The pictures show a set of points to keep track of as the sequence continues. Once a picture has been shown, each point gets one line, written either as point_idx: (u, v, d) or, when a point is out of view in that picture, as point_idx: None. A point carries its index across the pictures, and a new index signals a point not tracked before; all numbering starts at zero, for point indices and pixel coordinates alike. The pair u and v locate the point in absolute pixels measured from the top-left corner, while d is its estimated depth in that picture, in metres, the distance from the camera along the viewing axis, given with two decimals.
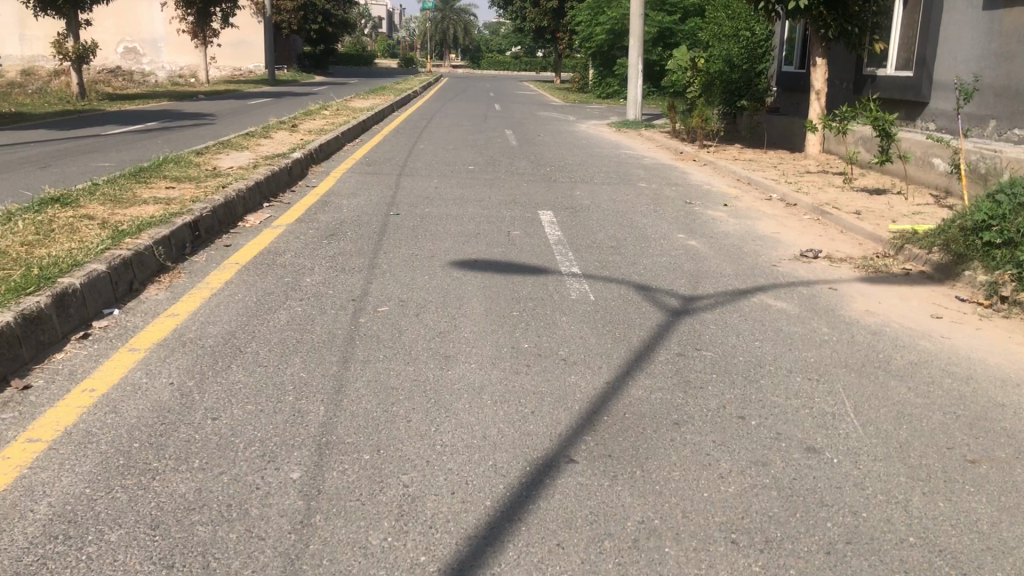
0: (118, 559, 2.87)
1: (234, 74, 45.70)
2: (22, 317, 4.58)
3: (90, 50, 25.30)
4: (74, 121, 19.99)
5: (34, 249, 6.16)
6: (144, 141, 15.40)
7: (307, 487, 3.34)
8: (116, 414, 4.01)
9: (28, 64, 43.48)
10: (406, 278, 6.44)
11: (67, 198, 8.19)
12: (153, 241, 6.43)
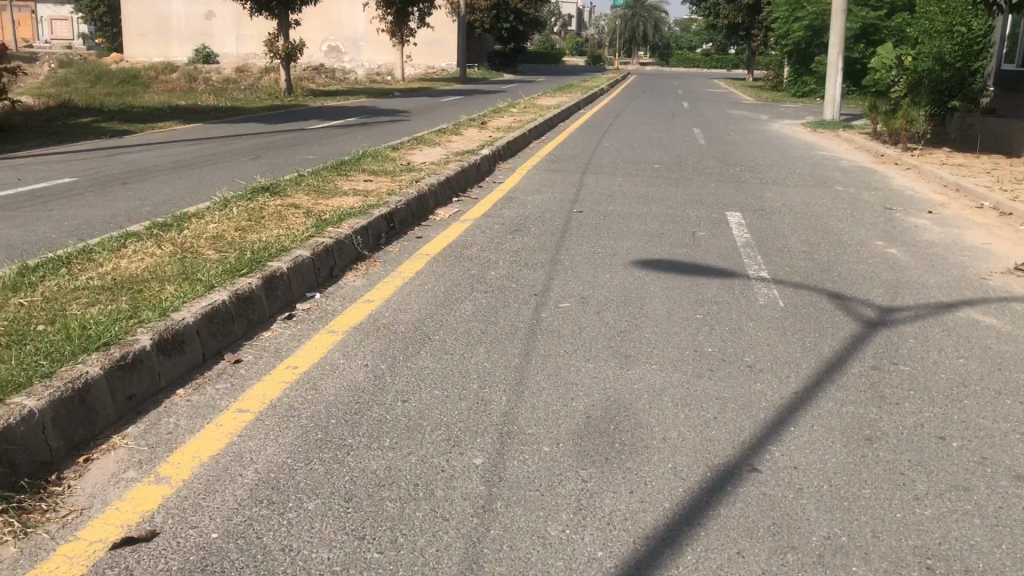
0: (314, 527, 3.06)
1: (428, 71, 47.36)
2: (236, 296, 4.97)
3: (298, 48, 26.93)
4: (282, 116, 21.37)
5: (247, 234, 6.65)
6: (344, 136, 16.26)
7: (490, 474, 3.44)
8: (316, 390, 4.28)
9: (243, 62, 46.82)
10: (588, 275, 6.48)
11: (276, 188, 8.78)
12: (352, 231, 6.80)
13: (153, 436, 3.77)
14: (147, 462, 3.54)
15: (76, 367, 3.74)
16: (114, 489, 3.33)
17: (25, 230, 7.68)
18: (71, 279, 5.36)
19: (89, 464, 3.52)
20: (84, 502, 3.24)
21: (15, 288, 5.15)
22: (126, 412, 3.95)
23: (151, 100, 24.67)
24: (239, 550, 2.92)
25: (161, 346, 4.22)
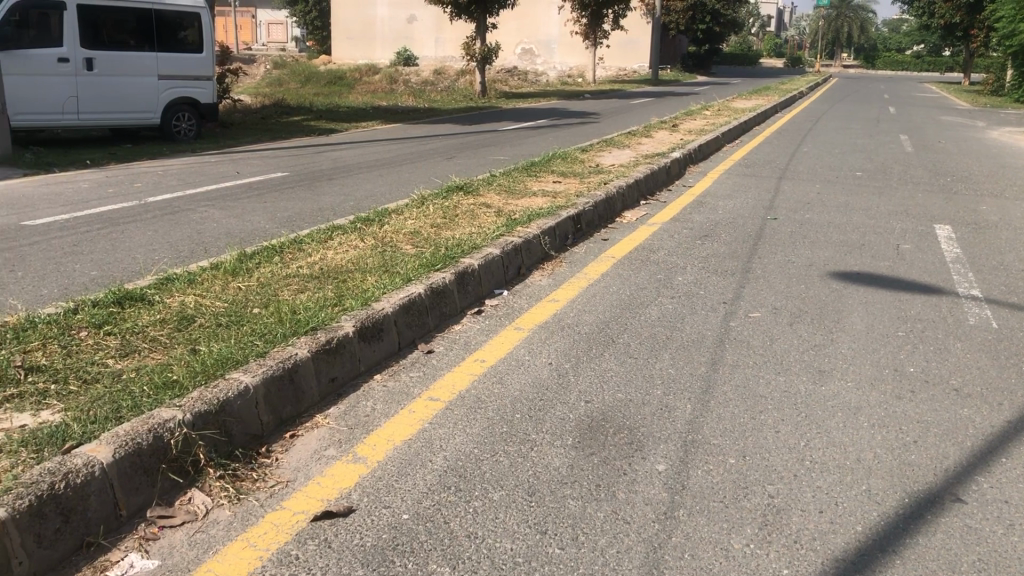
0: (498, 517, 3.15)
1: (620, 73, 47.30)
2: (430, 290, 5.17)
3: (494, 51, 27.59)
4: (477, 117, 21.98)
5: (441, 230, 6.91)
6: (535, 137, 16.53)
7: (672, 481, 3.41)
8: (503, 385, 4.39)
9: (441, 64, 48.49)
10: (780, 285, 6.28)
11: (470, 187, 9.05)
12: (541, 231, 6.91)
13: (352, 418, 3.99)
14: (346, 441, 3.76)
15: (286, 349, 4.03)
16: (316, 464, 3.56)
17: (242, 220, 8.31)
18: (283, 267, 5.77)
19: (294, 439, 3.79)
20: (290, 475, 3.48)
21: (234, 273, 5.60)
22: (328, 393, 4.20)
23: (355, 100, 26.02)
24: (428, 534, 3.05)
25: (362, 333, 4.47)
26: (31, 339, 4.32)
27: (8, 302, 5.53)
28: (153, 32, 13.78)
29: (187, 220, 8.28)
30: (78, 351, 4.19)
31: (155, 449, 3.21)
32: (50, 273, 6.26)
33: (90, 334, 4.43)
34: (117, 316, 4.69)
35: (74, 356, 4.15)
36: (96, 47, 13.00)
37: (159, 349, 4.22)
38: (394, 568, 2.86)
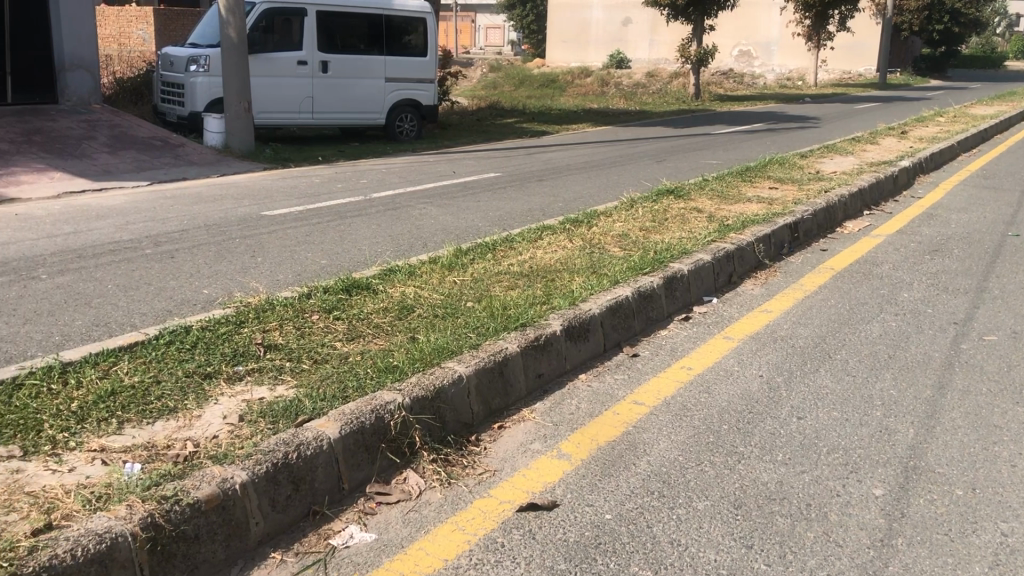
0: (702, 527, 3.10)
1: (844, 76, 45.07)
2: (638, 293, 5.17)
3: (710, 53, 27.06)
4: (690, 120, 21.67)
5: (651, 234, 6.87)
6: (751, 142, 16.07)
7: (891, 507, 3.23)
8: (710, 394, 4.32)
9: (654, 66, 48.16)
10: (1021, 308, 5.78)
11: (682, 191, 8.93)
12: (754, 238, 6.72)
13: (557, 415, 4.07)
14: (552, 437, 3.83)
15: (498, 343, 4.16)
16: (522, 457, 3.65)
17: (458, 217, 8.63)
18: (496, 264, 5.95)
19: (502, 431, 3.90)
20: (497, 465, 3.60)
21: (450, 268, 5.83)
22: (535, 389, 4.29)
23: (568, 103, 26.37)
24: (630, 536, 3.06)
25: (570, 333, 4.53)
26: (269, 319, 4.72)
27: (249, 284, 6.04)
28: (383, 36, 14.57)
29: (407, 216, 8.70)
30: (309, 333, 4.53)
31: (376, 429, 3.41)
32: (285, 260, 6.79)
33: (320, 318, 4.77)
34: (345, 302, 5.02)
35: (306, 337, 4.49)
36: (331, 50, 13.92)
37: (381, 336, 4.48)
38: (596, 566, 2.88)
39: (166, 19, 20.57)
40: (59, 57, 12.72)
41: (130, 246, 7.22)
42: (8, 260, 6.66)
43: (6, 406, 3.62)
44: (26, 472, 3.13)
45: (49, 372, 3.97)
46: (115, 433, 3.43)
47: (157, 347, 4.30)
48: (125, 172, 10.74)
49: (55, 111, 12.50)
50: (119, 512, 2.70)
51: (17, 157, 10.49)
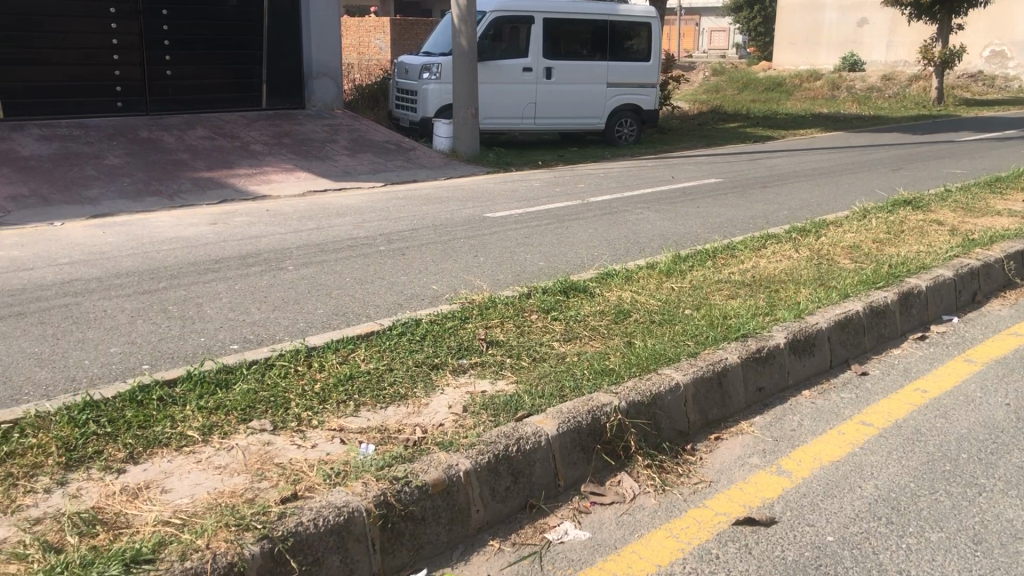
0: (935, 560, 2.92)
1: None
2: (870, 308, 4.91)
3: (957, 55, 25.11)
4: (931, 125, 20.22)
5: (884, 246, 6.50)
6: (1002, 150, 14.77)
7: None
8: (947, 419, 4.03)
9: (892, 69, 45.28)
10: None
11: (920, 203, 8.37)
12: (1004, 255, 6.19)
13: (777, 430, 3.95)
14: (770, 452, 3.73)
15: (717, 353, 4.10)
16: (739, 470, 3.58)
17: (677, 224, 8.54)
18: (716, 271, 5.85)
19: (719, 442, 3.84)
20: (712, 476, 3.54)
21: (669, 274, 5.80)
22: (755, 402, 4.19)
23: (794, 107, 25.40)
24: (854, 561, 2.92)
25: (793, 346, 4.39)
26: (492, 316, 4.90)
27: (472, 283, 6.29)
28: (607, 42, 14.70)
29: (625, 221, 8.72)
30: (529, 332, 4.66)
31: (592, 429, 3.47)
32: (507, 260, 7.01)
33: (540, 317, 4.90)
34: (563, 303, 5.13)
35: (526, 335, 4.62)
36: (556, 57, 14.18)
37: (599, 338, 4.54)
38: None
39: (401, 29, 21.78)
40: (308, 66, 13.77)
41: (364, 242, 7.72)
42: (260, 252, 7.31)
43: (259, 383, 3.99)
44: (275, 445, 3.45)
45: (297, 354, 4.33)
46: (352, 415, 3.70)
47: (389, 337, 4.59)
48: (362, 174, 11.48)
49: (303, 116, 13.57)
50: (356, 488, 2.92)
51: (269, 158, 11.48)
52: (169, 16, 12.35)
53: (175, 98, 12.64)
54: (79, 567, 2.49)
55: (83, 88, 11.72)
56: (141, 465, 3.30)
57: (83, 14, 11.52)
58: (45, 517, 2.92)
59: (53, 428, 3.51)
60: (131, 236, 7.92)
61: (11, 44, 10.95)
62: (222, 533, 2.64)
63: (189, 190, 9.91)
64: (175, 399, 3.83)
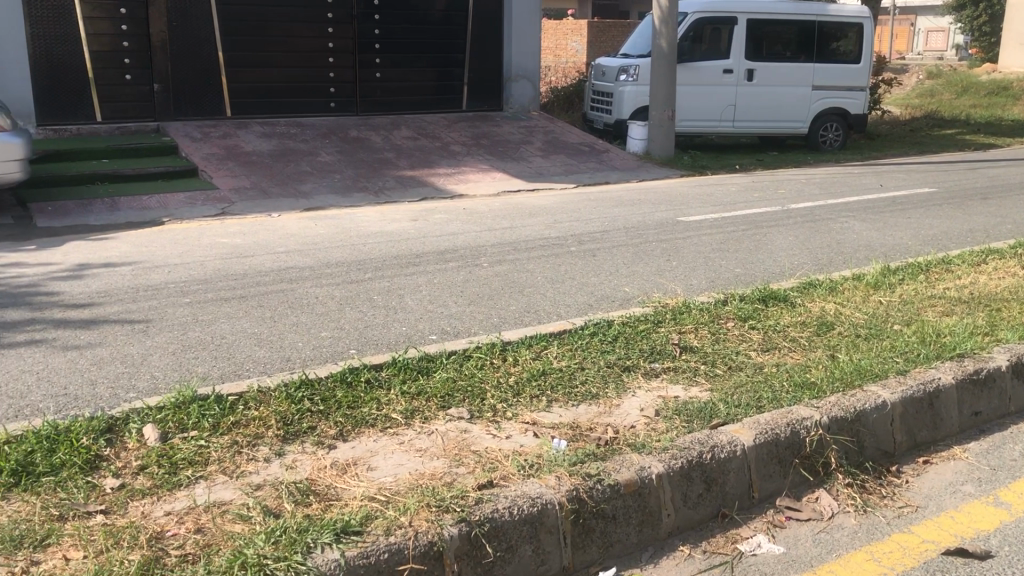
0: None
1: None
2: None
3: None
4: None
5: None
6: None
7: None
8: None
9: None
10: None
11: None
12: None
13: (995, 458, 3.69)
14: (986, 481, 3.49)
15: (929, 372, 3.87)
16: (951, 497, 3.37)
17: (884, 234, 8.11)
18: (929, 286, 5.51)
19: (928, 466, 3.63)
20: (920, 501, 3.36)
21: (876, 286, 5.52)
22: (969, 427, 3.92)
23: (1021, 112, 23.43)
24: None
25: (1017, 370, 4.07)
26: (686, 321, 4.84)
27: (666, 287, 6.24)
28: (814, 43, 14.15)
29: (828, 230, 8.36)
30: (724, 339, 4.57)
31: (791, 442, 3.37)
32: (701, 266, 6.90)
33: (736, 325, 4.79)
34: (761, 312, 4.99)
35: (721, 342, 4.53)
36: (757, 58, 13.80)
37: (798, 349, 4.39)
38: None
39: (598, 31, 21.84)
40: (508, 69, 14.18)
41: (556, 242, 7.82)
42: (456, 248, 7.56)
43: (457, 372, 4.15)
44: (472, 433, 3.58)
45: (493, 348, 4.46)
46: (544, 410, 3.78)
47: (582, 336, 4.63)
48: (555, 175, 11.63)
49: (501, 118, 13.92)
50: (549, 481, 2.98)
51: (467, 158, 11.85)
52: (381, 21, 12.91)
53: (382, 99, 13.24)
54: (295, 531, 2.69)
55: (300, 89, 12.52)
56: (349, 443, 3.52)
57: (303, 19, 12.27)
58: (265, 484, 3.17)
59: (273, 402, 3.80)
60: (339, 229, 8.41)
61: (240, 48, 11.87)
62: (423, 513, 2.77)
63: (392, 187, 10.40)
64: (380, 383, 4.04)
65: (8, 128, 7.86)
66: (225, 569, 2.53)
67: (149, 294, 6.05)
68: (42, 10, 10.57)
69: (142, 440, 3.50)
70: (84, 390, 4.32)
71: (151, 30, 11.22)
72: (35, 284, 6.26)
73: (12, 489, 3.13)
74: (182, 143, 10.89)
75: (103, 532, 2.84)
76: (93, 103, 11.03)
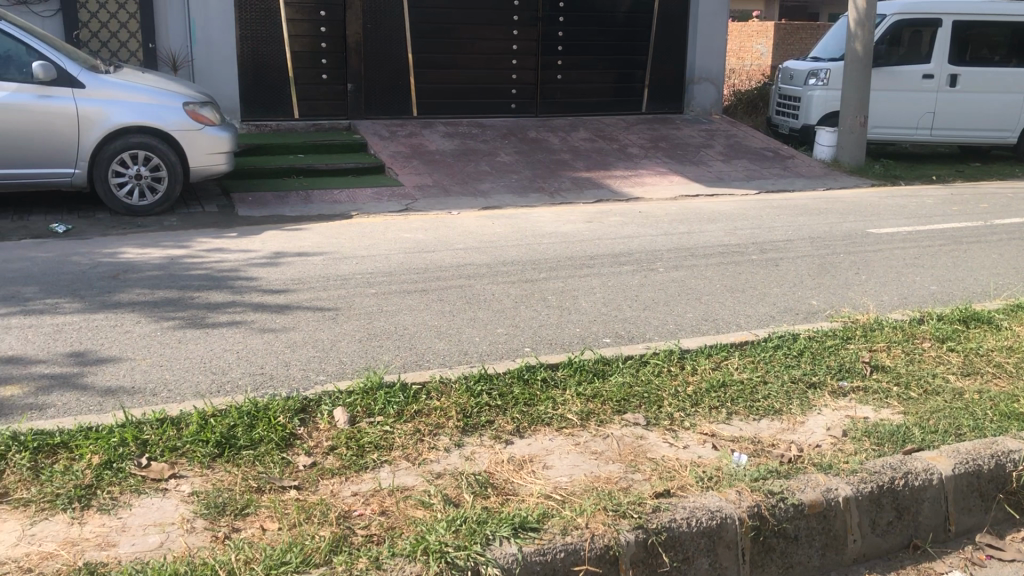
0: None
1: None
2: None
3: None
4: None
5: None
6: None
7: None
8: None
9: None
10: None
11: None
12: None
13: None
14: None
15: None
16: None
17: None
18: None
19: None
20: None
21: None
22: None
23: None
24: None
25: None
26: (878, 339, 4.59)
27: (856, 301, 5.97)
28: None
29: None
30: (920, 360, 4.31)
31: (994, 476, 3.27)
32: (892, 280, 6.55)
33: (934, 346, 4.51)
34: (962, 334, 4.68)
35: (916, 363, 4.28)
36: (961, 63, 12.94)
37: (1005, 376, 4.09)
38: None
39: (785, 34, 21.00)
40: (690, 71, 13.99)
41: (736, 250, 7.62)
42: (632, 251, 7.51)
43: (634, 377, 4.11)
44: (648, 440, 3.56)
45: (671, 355, 4.39)
46: (724, 422, 3.72)
47: (765, 349, 4.48)
48: (736, 180, 11.33)
49: (681, 121, 13.72)
50: (729, 495, 3.00)
51: (645, 161, 11.75)
52: (565, 23, 13.00)
53: (562, 101, 13.34)
54: (474, 522, 2.81)
55: (484, 90, 12.80)
56: (526, 439, 3.57)
57: (490, 22, 12.53)
58: (445, 473, 3.28)
59: (453, 393, 3.90)
60: (515, 228, 8.54)
61: (428, 50, 12.27)
62: (600, 516, 2.84)
63: (569, 188, 10.46)
64: (556, 382, 4.07)
65: (217, 121, 8.44)
66: (408, 552, 2.67)
67: (337, 283, 6.36)
68: (251, 13, 11.33)
69: (333, 421, 3.68)
70: (280, 370, 4.60)
71: (347, 32, 11.76)
72: (236, 269, 6.71)
73: (216, 459, 3.38)
74: (371, 140, 11.39)
75: (296, 506, 3.02)
76: (292, 101, 11.72)
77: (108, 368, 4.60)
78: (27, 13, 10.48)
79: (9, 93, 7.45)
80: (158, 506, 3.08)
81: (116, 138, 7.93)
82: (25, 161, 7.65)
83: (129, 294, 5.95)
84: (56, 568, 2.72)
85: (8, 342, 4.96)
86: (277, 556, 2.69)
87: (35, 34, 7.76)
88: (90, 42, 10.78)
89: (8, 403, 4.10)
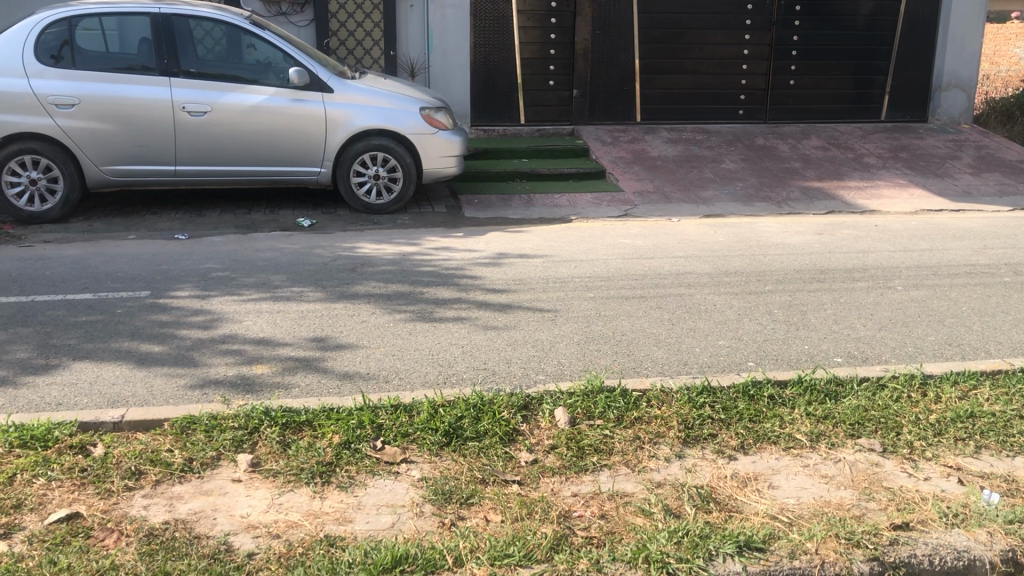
0: None
1: None
2: None
3: None
4: None
5: None
6: None
7: None
8: None
9: None
10: None
11: None
12: None
13: None
14: None
15: None
16: None
17: None
18: None
19: None
20: None
21: None
22: None
23: None
24: None
25: None
26: None
27: None
28: None
29: None
30: None
31: None
32: None
33: None
34: None
35: None
36: None
37: None
38: None
39: None
40: (938, 78, 13.07)
41: (986, 271, 6.99)
42: (867, 267, 7.08)
43: (870, 402, 3.87)
44: (885, 468, 3.37)
45: (911, 380, 4.10)
46: (971, 456, 3.45)
47: (1022, 381, 4.09)
48: (986, 195, 10.42)
49: (925, 131, 12.82)
50: (979, 535, 2.91)
51: (882, 172, 11.07)
52: (801, 27, 12.48)
53: (794, 107, 12.83)
54: (696, 535, 2.85)
55: (712, 97, 12.55)
56: (751, 457, 3.46)
57: (720, 27, 12.27)
58: (666, 483, 3.24)
59: (675, 403, 3.83)
60: (739, 238, 8.30)
61: (656, 55, 12.19)
62: (831, 543, 2.83)
63: (798, 198, 10.02)
64: (785, 401, 3.89)
65: (450, 126, 8.81)
66: (629, 558, 2.75)
67: (556, 285, 6.45)
68: (486, 21, 11.68)
69: (554, 421, 3.73)
70: (502, 367, 4.72)
71: (576, 39, 11.88)
72: (461, 268, 6.96)
73: (444, 448, 3.52)
74: (593, 146, 11.46)
75: (519, 501, 3.10)
76: (519, 106, 12.02)
77: (345, 354, 4.92)
78: (286, 23, 11.48)
79: (269, 97, 8.15)
80: (390, 489, 3.24)
81: (359, 139, 8.47)
82: (276, 159, 8.32)
83: (364, 287, 6.33)
84: (301, 537, 2.94)
85: (259, 324, 5.41)
86: (500, 548, 2.80)
87: (293, 43, 8.39)
88: (338, 50, 11.63)
89: (259, 381, 4.48)
